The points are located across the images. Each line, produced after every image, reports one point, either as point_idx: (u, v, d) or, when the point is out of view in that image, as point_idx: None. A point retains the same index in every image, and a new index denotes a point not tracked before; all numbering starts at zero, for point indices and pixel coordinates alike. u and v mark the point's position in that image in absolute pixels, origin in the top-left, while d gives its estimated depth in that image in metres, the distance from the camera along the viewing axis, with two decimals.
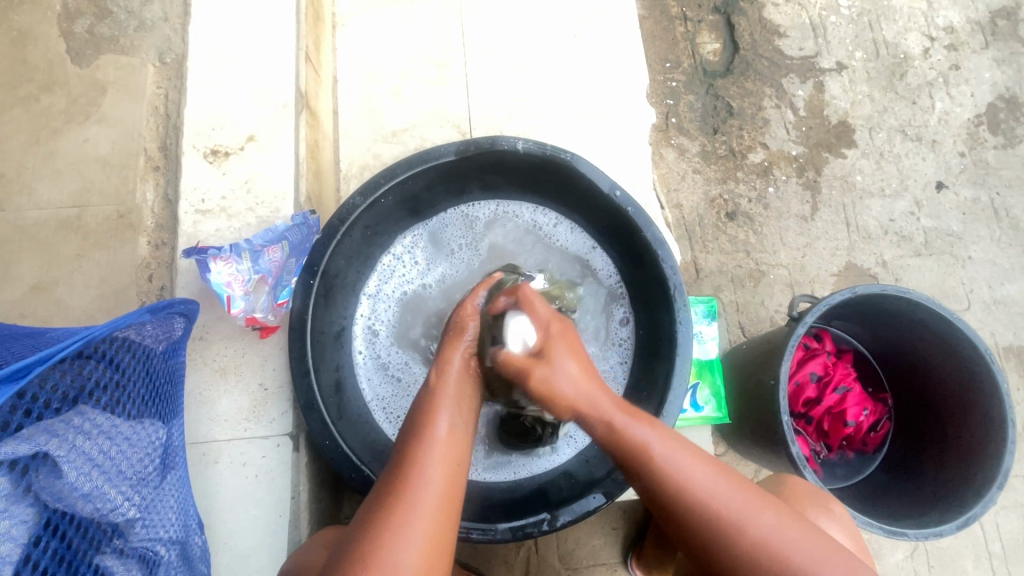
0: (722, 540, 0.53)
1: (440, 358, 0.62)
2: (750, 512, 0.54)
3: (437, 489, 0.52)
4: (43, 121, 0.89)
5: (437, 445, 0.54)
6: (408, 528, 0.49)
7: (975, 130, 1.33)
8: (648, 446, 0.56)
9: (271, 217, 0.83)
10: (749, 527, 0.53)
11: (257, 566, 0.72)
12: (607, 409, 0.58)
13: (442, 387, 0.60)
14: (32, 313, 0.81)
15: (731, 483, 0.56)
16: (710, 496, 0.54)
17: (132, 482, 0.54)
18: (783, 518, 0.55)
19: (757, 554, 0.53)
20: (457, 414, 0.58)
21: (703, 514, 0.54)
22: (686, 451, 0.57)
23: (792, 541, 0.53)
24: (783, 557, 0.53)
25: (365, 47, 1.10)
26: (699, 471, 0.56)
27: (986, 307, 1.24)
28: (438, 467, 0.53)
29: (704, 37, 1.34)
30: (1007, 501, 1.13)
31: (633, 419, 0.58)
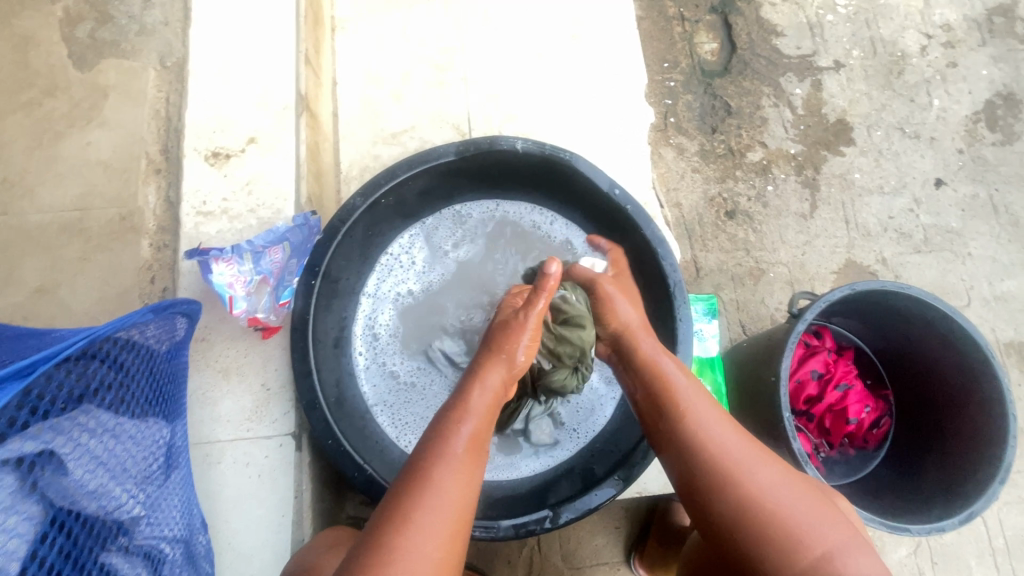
0: (731, 484, 0.57)
1: (481, 374, 0.63)
2: (757, 465, 0.58)
3: (454, 506, 0.52)
4: (45, 125, 0.89)
5: (458, 464, 0.55)
6: (417, 544, 0.49)
7: (973, 127, 1.34)
8: (675, 381, 0.65)
9: (272, 219, 0.84)
10: (755, 476, 0.57)
11: (260, 566, 0.72)
12: (648, 342, 0.70)
13: (472, 395, 0.60)
14: (36, 315, 0.81)
15: (741, 438, 0.60)
16: (723, 443, 0.59)
17: (137, 480, 0.55)
18: (786, 477, 0.58)
19: (763, 508, 0.55)
20: (482, 434, 0.58)
21: (716, 461, 0.58)
22: (706, 402, 0.63)
23: (795, 497, 0.56)
24: (788, 510, 0.55)
25: (364, 49, 1.11)
26: (714, 423, 0.61)
27: (986, 304, 1.24)
28: (457, 481, 0.53)
29: (702, 38, 1.35)
30: (1010, 497, 1.13)
31: (666, 355, 0.68)
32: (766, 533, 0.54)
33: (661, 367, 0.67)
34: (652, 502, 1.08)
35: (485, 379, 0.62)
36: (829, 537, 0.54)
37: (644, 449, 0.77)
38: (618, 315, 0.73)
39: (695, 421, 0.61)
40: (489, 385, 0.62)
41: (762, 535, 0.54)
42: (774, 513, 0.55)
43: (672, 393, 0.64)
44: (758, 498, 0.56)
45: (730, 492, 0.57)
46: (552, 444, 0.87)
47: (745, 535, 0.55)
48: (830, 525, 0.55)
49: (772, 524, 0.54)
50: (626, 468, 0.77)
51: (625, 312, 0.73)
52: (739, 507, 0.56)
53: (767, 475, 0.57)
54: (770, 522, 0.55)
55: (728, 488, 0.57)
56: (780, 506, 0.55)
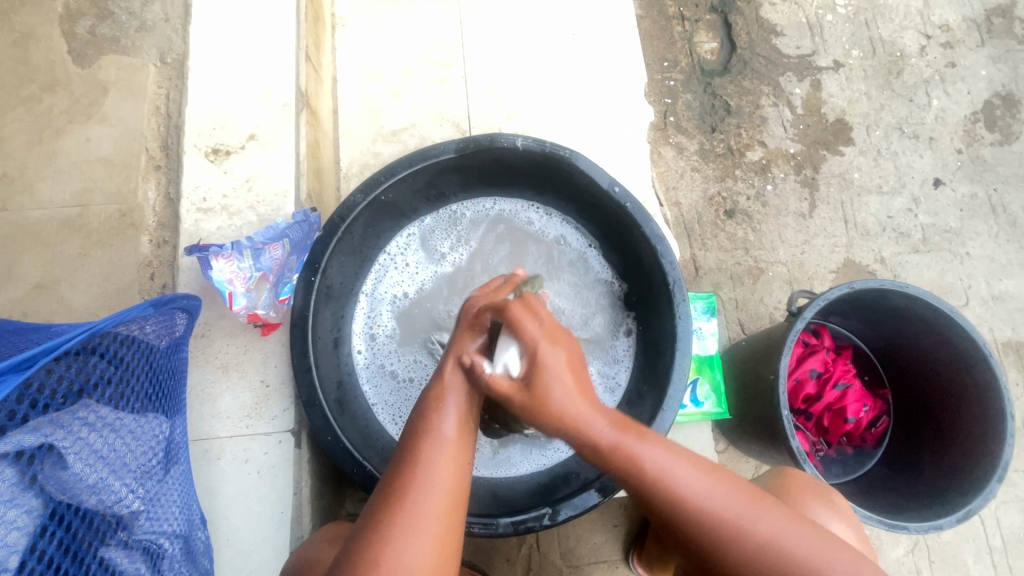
0: (723, 550, 0.53)
1: (455, 350, 0.60)
2: (752, 524, 0.53)
3: (445, 489, 0.52)
4: (45, 121, 0.89)
5: (445, 445, 0.54)
6: (414, 529, 0.50)
7: (971, 127, 1.34)
8: (645, 457, 0.55)
9: (271, 215, 0.84)
10: (752, 536, 0.53)
11: (259, 562, 0.72)
12: (600, 421, 0.56)
13: (446, 377, 0.58)
14: (35, 311, 0.81)
15: (734, 496, 0.54)
16: (712, 509, 0.53)
17: (136, 475, 0.54)
18: (786, 522, 0.54)
19: (761, 565, 0.52)
20: (465, 414, 0.57)
21: (705, 528, 0.53)
22: (689, 466, 0.55)
23: (798, 548, 0.52)
24: (788, 565, 0.52)
25: (364, 46, 1.11)
26: (702, 484, 0.54)
27: (984, 303, 1.25)
28: (444, 462, 0.53)
29: (701, 37, 1.35)
30: (1007, 496, 1.13)
31: (628, 429, 0.56)
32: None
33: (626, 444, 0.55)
34: None
35: (459, 358, 0.59)
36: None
37: None
38: (551, 407, 0.55)
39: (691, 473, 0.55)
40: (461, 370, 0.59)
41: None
42: (771, 570, 0.52)
43: (645, 468, 0.55)
44: (758, 553, 0.52)
45: (724, 554, 0.53)
46: (549, 442, 0.88)
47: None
48: (833, 571, 0.52)
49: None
50: None
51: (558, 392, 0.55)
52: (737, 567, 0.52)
53: (766, 528, 0.53)
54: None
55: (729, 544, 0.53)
56: (778, 561, 0.52)
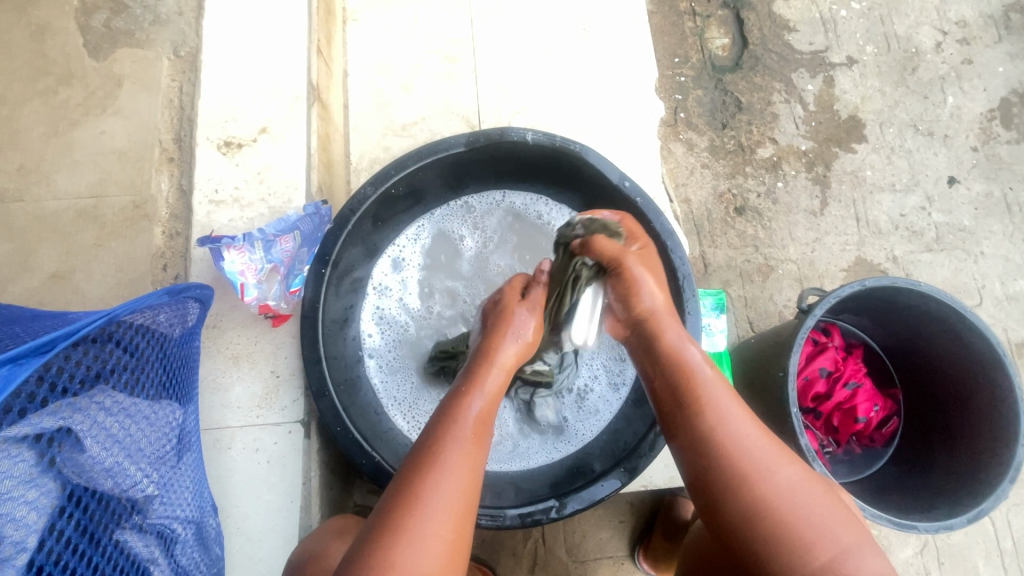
0: (749, 484, 0.55)
1: (493, 350, 0.63)
2: (776, 463, 0.56)
3: (464, 484, 0.53)
4: (62, 113, 0.90)
5: (466, 437, 0.55)
6: (430, 513, 0.50)
7: (987, 124, 1.32)
8: (699, 373, 0.61)
9: (283, 208, 0.84)
10: (774, 475, 0.55)
11: (269, 550, 0.73)
12: (674, 328, 0.65)
13: (488, 375, 0.60)
14: (51, 300, 0.82)
15: (762, 435, 0.58)
16: (743, 442, 0.57)
17: (150, 460, 0.55)
18: (806, 478, 0.56)
19: (781, 509, 0.54)
20: (490, 404, 0.59)
21: (732, 461, 0.56)
22: (726, 395, 0.60)
23: (815, 498, 0.55)
24: (806, 512, 0.54)
25: (376, 40, 1.11)
26: (736, 420, 0.58)
27: (998, 303, 1.23)
28: (464, 452, 0.54)
29: (713, 33, 1.34)
30: (1020, 498, 1.12)
31: (691, 343, 0.64)
32: (781, 541, 0.53)
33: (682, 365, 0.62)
34: (657, 497, 1.08)
35: (497, 359, 0.62)
36: (843, 539, 0.53)
37: (652, 440, 0.77)
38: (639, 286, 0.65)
39: (721, 423, 0.58)
40: (500, 361, 0.62)
41: (777, 541, 0.53)
42: (790, 517, 0.54)
43: (695, 388, 0.61)
44: (774, 504, 0.54)
45: (746, 492, 0.55)
46: (557, 435, 0.88)
47: (755, 543, 0.54)
48: (846, 526, 0.54)
49: (788, 531, 0.53)
50: (632, 460, 0.77)
51: (649, 298, 0.64)
52: (756, 509, 0.54)
53: (786, 475, 0.55)
54: (786, 527, 0.53)
55: (743, 495, 0.55)
56: (796, 505, 0.54)
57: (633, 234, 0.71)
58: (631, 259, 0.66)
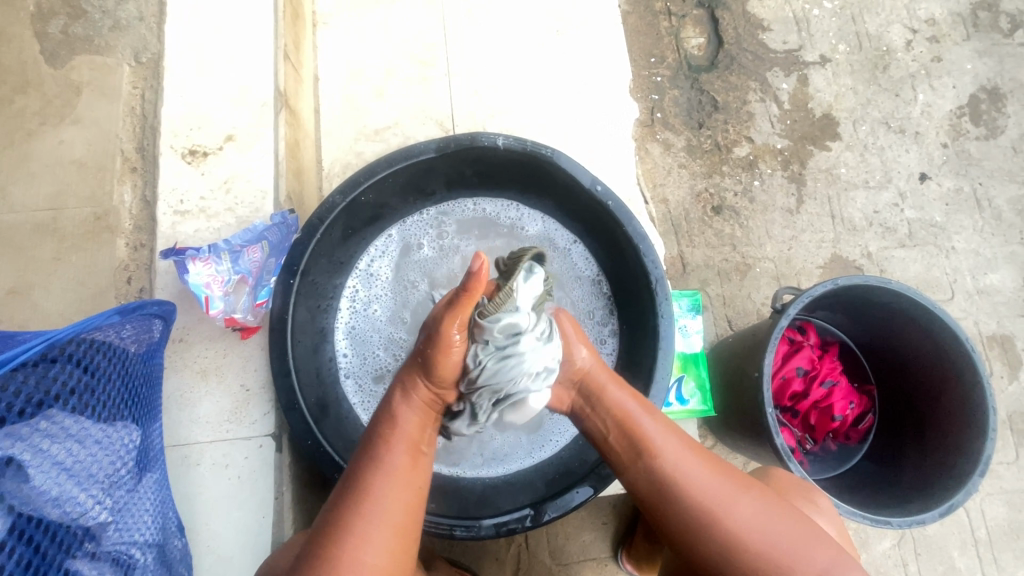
0: (717, 526, 0.56)
1: (404, 381, 0.59)
2: (737, 499, 0.57)
3: (394, 517, 0.52)
4: (18, 123, 0.87)
5: (397, 474, 0.54)
6: (364, 549, 0.50)
7: (957, 121, 1.34)
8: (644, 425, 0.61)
9: (250, 217, 0.83)
10: (737, 514, 0.56)
11: (240, 568, 0.72)
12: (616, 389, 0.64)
13: (405, 410, 0.58)
14: (10, 317, 0.80)
15: (717, 472, 0.59)
16: (702, 483, 0.58)
17: (103, 485, 0.54)
18: (767, 508, 0.57)
19: (747, 544, 0.55)
20: (415, 440, 0.57)
21: (691, 495, 0.57)
22: (678, 442, 0.61)
23: (777, 528, 0.56)
24: (772, 546, 0.55)
25: (347, 44, 1.09)
26: (690, 462, 0.59)
27: (969, 297, 1.25)
28: (392, 486, 0.53)
29: (688, 32, 1.35)
30: (992, 488, 1.14)
31: (633, 399, 0.63)
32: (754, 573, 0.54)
33: (630, 416, 0.62)
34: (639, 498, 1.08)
35: (409, 386, 0.59)
36: (810, 564, 0.55)
37: None
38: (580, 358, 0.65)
39: (675, 465, 0.59)
40: (413, 400, 0.58)
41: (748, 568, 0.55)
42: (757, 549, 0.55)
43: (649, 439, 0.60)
44: (742, 538, 0.55)
45: (715, 532, 0.56)
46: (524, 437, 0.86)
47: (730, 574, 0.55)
48: (811, 549, 0.55)
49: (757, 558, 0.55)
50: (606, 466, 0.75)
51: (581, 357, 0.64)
52: (725, 545, 0.55)
53: (747, 510, 0.56)
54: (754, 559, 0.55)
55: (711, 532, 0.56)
56: (761, 540, 0.55)
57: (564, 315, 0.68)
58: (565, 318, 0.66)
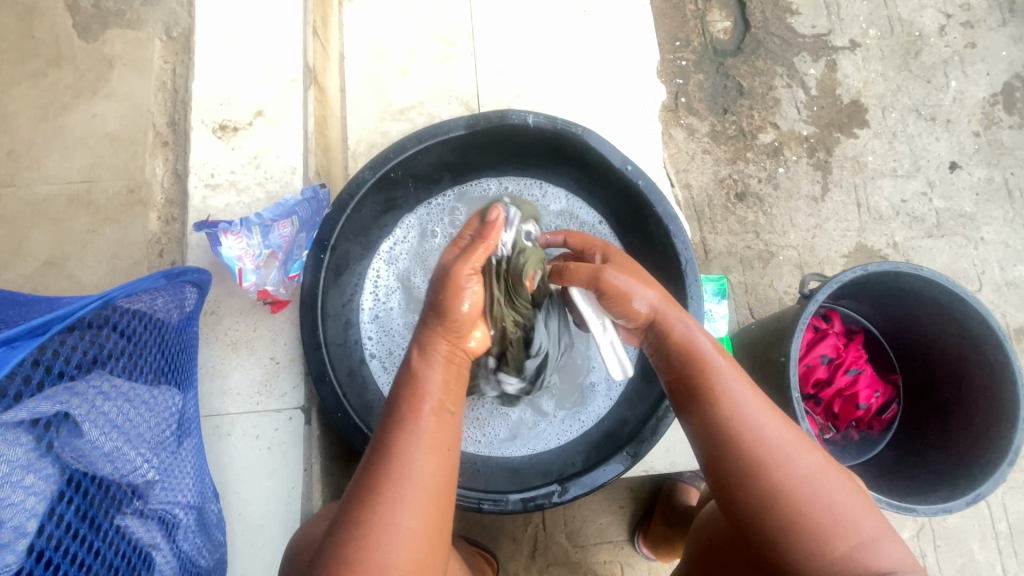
0: (769, 471, 0.53)
1: (421, 339, 0.56)
2: (796, 451, 0.54)
3: (428, 482, 0.51)
4: (51, 96, 0.88)
5: (423, 436, 0.52)
6: (393, 518, 0.48)
7: (990, 109, 1.31)
8: (709, 362, 0.59)
9: (281, 192, 0.83)
10: (794, 466, 0.53)
11: (271, 536, 0.73)
12: (683, 322, 0.62)
13: (427, 371, 0.55)
14: (46, 288, 0.81)
15: (783, 423, 0.56)
16: (761, 428, 0.55)
17: (150, 446, 0.55)
18: (829, 467, 0.54)
19: (800, 498, 0.52)
20: (443, 396, 0.54)
21: (745, 435, 0.55)
22: (743, 385, 0.58)
23: (834, 490, 0.52)
24: (825, 507, 0.51)
25: (372, 22, 1.09)
26: (752, 405, 0.56)
27: (997, 289, 1.23)
28: (423, 445, 0.52)
29: (715, 16, 1.32)
30: (1016, 481, 1.13)
31: (703, 333, 0.61)
32: (798, 527, 0.51)
33: (695, 350, 0.60)
34: (657, 482, 1.08)
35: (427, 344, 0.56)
36: (866, 531, 0.50)
37: (653, 426, 0.76)
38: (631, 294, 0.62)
39: (734, 406, 0.56)
40: (433, 357, 0.55)
41: (792, 526, 0.51)
42: (807, 505, 0.51)
43: (708, 377, 0.58)
44: (793, 491, 0.52)
45: (765, 480, 0.53)
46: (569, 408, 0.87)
47: (773, 528, 0.52)
48: (869, 517, 0.51)
49: (807, 519, 0.51)
50: (634, 445, 0.76)
51: (644, 296, 0.62)
52: (773, 494, 0.52)
53: (806, 464, 0.53)
54: (802, 517, 0.51)
55: (761, 482, 0.53)
56: (815, 493, 0.52)
57: (589, 245, 0.72)
58: (611, 271, 0.63)
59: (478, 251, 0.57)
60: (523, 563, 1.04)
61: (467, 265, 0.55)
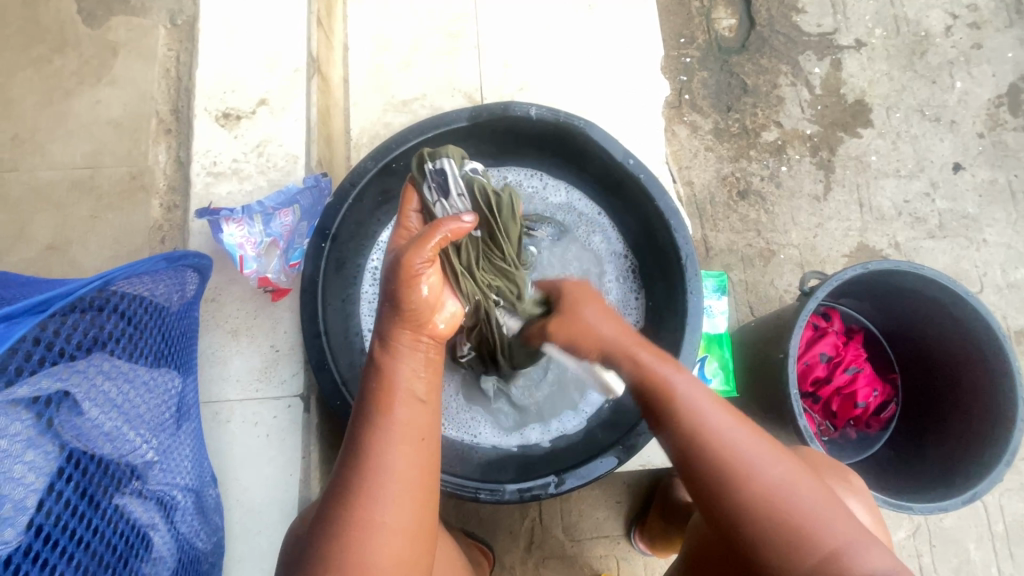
0: (733, 493, 0.52)
1: (386, 332, 0.55)
2: (759, 467, 0.53)
3: (406, 476, 0.51)
4: (55, 82, 0.88)
5: (394, 432, 0.52)
6: (374, 514, 0.49)
7: (994, 111, 1.30)
8: (664, 386, 0.58)
9: (282, 180, 0.83)
10: (767, 484, 0.52)
11: (268, 522, 0.73)
12: (636, 348, 0.61)
13: (395, 365, 0.54)
14: (49, 272, 0.82)
15: (744, 437, 0.55)
16: (720, 450, 0.54)
17: (149, 427, 0.56)
18: (796, 477, 0.53)
19: (769, 515, 0.51)
20: (412, 389, 0.54)
21: (706, 461, 0.54)
22: (698, 405, 0.57)
23: (803, 500, 0.51)
24: (796, 520, 0.51)
25: (376, 14, 1.09)
26: (711, 426, 0.55)
27: (998, 291, 1.23)
28: (396, 443, 0.52)
29: (720, 13, 1.32)
30: (1013, 483, 1.13)
31: (656, 357, 0.60)
32: (772, 544, 0.50)
33: (649, 375, 0.59)
34: (654, 478, 1.09)
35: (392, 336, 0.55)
36: (841, 537, 0.49)
37: None
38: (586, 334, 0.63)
39: (693, 430, 0.55)
40: (399, 350, 0.54)
41: (768, 543, 0.50)
42: (777, 522, 0.51)
43: (667, 403, 0.57)
44: (760, 510, 0.51)
45: (732, 502, 0.52)
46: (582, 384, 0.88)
47: (751, 547, 0.52)
48: (842, 523, 0.50)
49: (780, 535, 0.50)
50: (631, 437, 0.76)
51: (598, 334, 0.62)
52: (743, 514, 0.52)
53: (771, 478, 0.52)
54: (774, 534, 0.50)
55: (729, 503, 0.52)
56: (788, 499, 0.51)
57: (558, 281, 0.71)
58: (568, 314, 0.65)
59: (432, 240, 0.54)
60: (519, 556, 1.04)
61: (421, 255, 0.53)
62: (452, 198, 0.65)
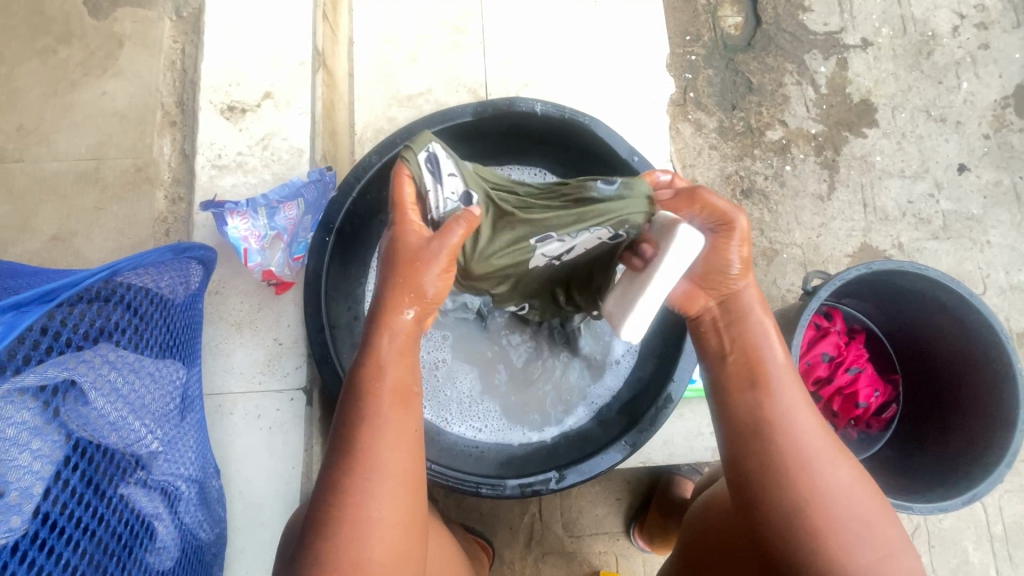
0: (806, 477, 0.53)
1: (383, 317, 0.56)
2: (837, 463, 0.54)
3: (397, 469, 0.51)
4: (61, 73, 0.89)
5: (385, 423, 0.52)
6: (364, 507, 0.49)
7: (1000, 112, 1.30)
8: (768, 363, 0.59)
9: (287, 174, 0.83)
10: (832, 472, 0.53)
11: (271, 514, 0.74)
12: (754, 318, 0.62)
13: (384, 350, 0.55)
14: (53, 263, 0.82)
15: (825, 434, 0.56)
16: (806, 435, 0.55)
17: (156, 417, 0.56)
18: (864, 485, 0.54)
19: (832, 507, 0.52)
20: (403, 377, 0.55)
21: (789, 439, 0.55)
22: (795, 390, 0.58)
23: (867, 507, 0.53)
24: (848, 516, 0.52)
25: (381, 8, 1.08)
26: (801, 412, 0.57)
27: (1002, 293, 1.23)
28: (386, 435, 0.52)
29: (726, 11, 1.31)
30: (1013, 485, 1.13)
31: (770, 335, 0.61)
32: (824, 534, 0.52)
33: (757, 349, 0.60)
34: (653, 475, 1.09)
35: (388, 322, 0.56)
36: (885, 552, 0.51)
37: (652, 415, 0.78)
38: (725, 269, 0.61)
39: (786, 409, 0.57)
40: (396, 335, 0.56)
41: (819, 533, 0.52)
42: (835, 518, 0.52)
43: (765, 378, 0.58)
44: (826, 499, 0.52)
45: (802, 484, 0.53)
46: (591, 374, 0.88)
47: (800, 531, 0.52)
48: (892, 536, 0.52)
49: (835, 528, 0.52)
50: (634, 433, 0.77)
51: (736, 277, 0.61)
52: (806, 500, 0.53)
53: (844, 476, 0.54)
54: (828, 526, 0.52)
55: (799, 486, 0.53)
56: (851, 502, 0.53)
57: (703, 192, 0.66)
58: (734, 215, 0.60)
59: (454, 233, 0.56)
60: (519, 551, 1.05)
61: (444, 248, 0.56)
62: (445, 183, 0.61)
